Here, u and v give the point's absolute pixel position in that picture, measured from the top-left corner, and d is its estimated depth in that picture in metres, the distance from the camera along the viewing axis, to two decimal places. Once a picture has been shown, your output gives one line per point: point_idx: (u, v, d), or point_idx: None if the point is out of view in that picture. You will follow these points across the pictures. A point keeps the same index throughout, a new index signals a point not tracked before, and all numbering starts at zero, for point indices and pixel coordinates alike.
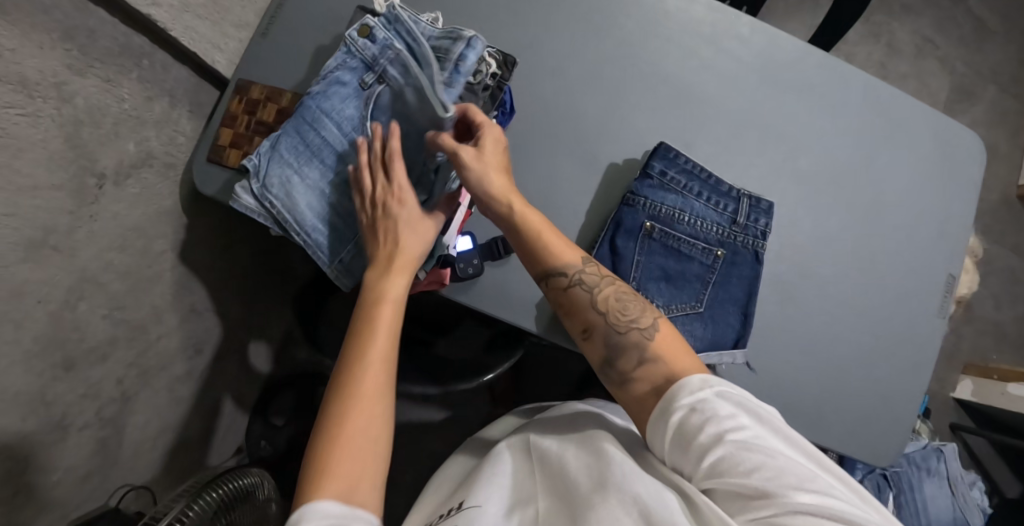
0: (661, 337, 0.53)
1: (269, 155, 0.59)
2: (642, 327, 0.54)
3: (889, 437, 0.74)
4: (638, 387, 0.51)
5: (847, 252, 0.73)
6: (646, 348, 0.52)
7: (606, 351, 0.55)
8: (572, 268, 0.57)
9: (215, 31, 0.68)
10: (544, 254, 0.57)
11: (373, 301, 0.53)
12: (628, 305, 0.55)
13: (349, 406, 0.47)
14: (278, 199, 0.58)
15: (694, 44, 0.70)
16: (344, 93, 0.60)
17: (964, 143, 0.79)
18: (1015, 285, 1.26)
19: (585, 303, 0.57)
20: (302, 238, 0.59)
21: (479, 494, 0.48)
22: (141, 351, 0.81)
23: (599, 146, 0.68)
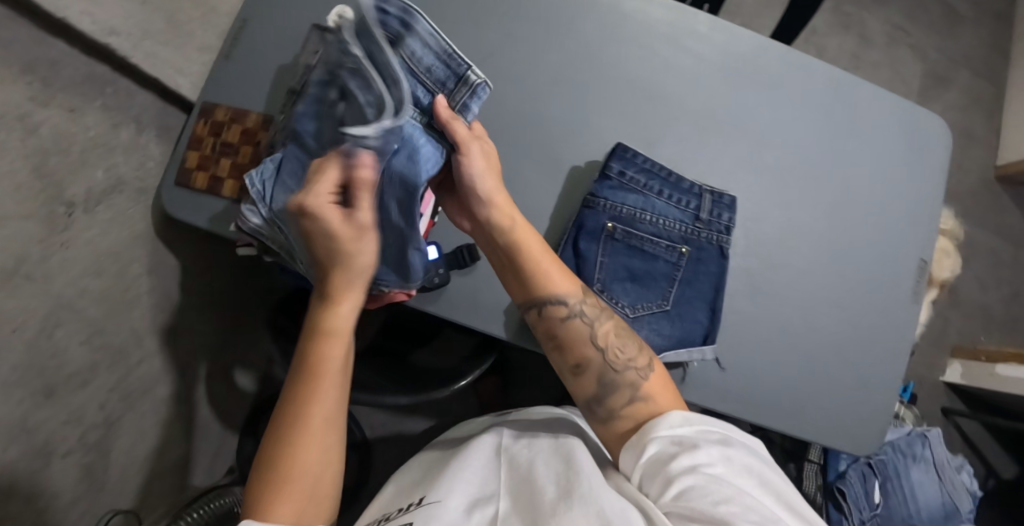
0: (654, 380, 0.54)
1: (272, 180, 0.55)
2: (638, 367, 0.54)
3: (872, 426, 0.73)
4: (622, 425, 0.52)
5: (818, 242, 0.73)
6: (639, 388, 0.53)
7: (596, 388, 0.54)
8: (574, 298, 0.57)
9: (177, 56, 0.69)
10: (537, 282, 0.57)
11: (315, 330, 0.47)
12: (627, 344, 0.56)
13: (294, 442, 0.46)
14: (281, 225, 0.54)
15: (652, 44, 0.71)
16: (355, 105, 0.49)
17: (929, 129, 0.79)
18: (999, 267, 1.26)
19: (581, 337, 0.57)
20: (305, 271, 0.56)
21: (444, 489, 0.49)
22: (123, 375, 0.82)
23: (560, 149, 0.69)
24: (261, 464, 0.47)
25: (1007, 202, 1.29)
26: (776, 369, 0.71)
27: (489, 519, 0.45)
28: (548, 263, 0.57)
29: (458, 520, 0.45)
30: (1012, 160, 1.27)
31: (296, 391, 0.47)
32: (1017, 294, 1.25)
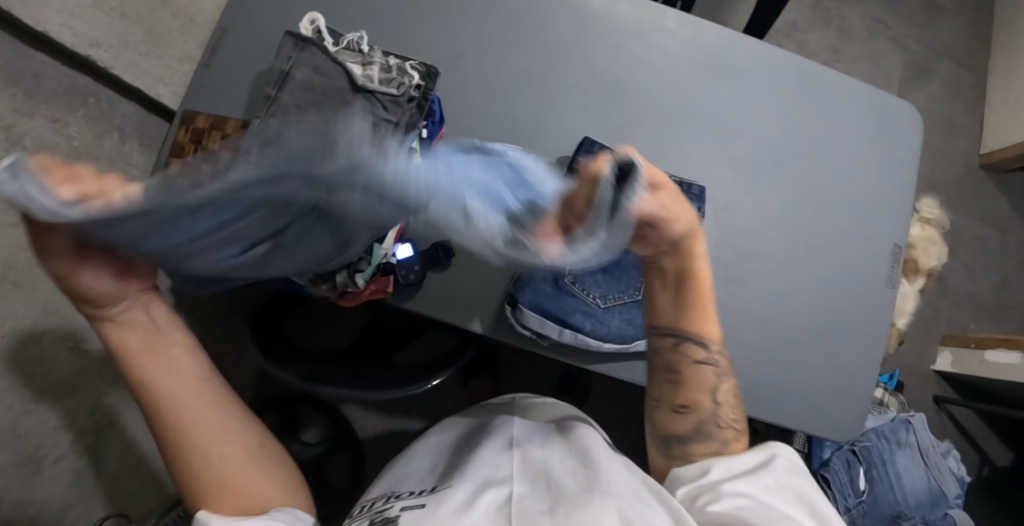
0: (742, 446, 0.53)
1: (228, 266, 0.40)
2: (733, 429, 0.53)
3: (850, 411, 0.74)
4: (682, 461, 0.53)
5: (792, 230, 0.74)
6: (727, 447, 0.52)
7: (688, 430, 0.52)
8: (715, 349, 0.53)
9: (158, 66, 0.71)
10: (685, 319, 0.52)
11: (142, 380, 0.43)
12: (736, 409, 0.54)
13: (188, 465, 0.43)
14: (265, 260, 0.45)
15: (620, 40, 0.72)
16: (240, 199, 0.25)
17: (899, 116, 0.80)
18: (986, 255, 1.26)
19: (703, 387, 0.53)
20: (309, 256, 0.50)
21: (455, 477, 0.51)
22: (113, 381, 0.82)
23: (532, 146, 0.70)
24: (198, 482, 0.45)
25: (992, 190, 1.29)
26: (753, 357, 0.71)
27: (502, 500, 0.46)
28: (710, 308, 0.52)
29: (466, 501, 0.46)
30: (995, 148, 1.28)
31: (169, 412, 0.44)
32: (1005, 281, 1.26)
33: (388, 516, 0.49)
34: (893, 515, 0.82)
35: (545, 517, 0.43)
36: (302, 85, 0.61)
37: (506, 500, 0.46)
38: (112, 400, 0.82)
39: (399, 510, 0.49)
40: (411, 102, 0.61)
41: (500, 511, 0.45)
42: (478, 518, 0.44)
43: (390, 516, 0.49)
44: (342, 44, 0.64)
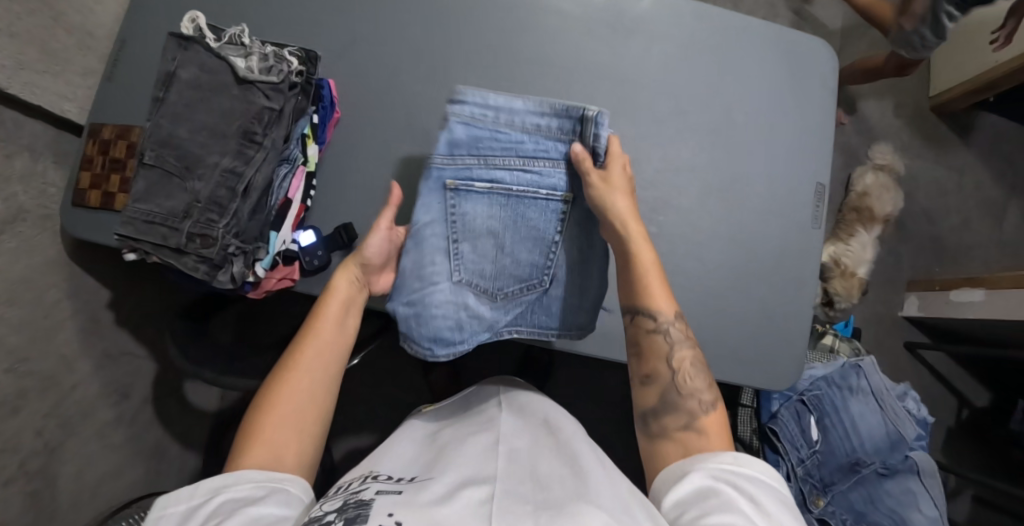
0: (714, 415, 0.53)
1: (516, 241, 0.64)
2: (702, 398, 0.54)
3: (784, 359, 0.72)
4: (667, 447, 0.52)
5: (704, 180, 0.72)
6: (695, 416, 0.52)
7: (658, 403, 0.54)
8: (663, 316, 0.57)
9: (58, 83, 0.72)
10: (638, 287, 0.58)
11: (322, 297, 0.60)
12: (698, 376, 0.55)
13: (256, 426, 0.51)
14: (499, 265, 0.64)
15: (508, 8, 0.71)
16: (522, 130, 0.60)
17: (812, 49, 0.76)
18: (945, 196, 1.24)
19: (658, 352, 0.56)
20: (484, 257, 0.64)
21: (442, 472, 0.49)
22: (56, 401, 0.83)
23: (428, 120, 0.70)
24: (251, 413, 0.52)
25: (945, 132, 1.27)
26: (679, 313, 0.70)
27: (486, 494, 0.44)
28: (651, 275, 0.58)
29: (445, 491, 0.45)
30: (945, 90, 1.24)
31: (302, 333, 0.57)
32: (967, 221, 1.24)
33: (363, 497, 0.45)
34: (851, 463, 0.78)
35: (528, 518, 0.41)
36: (188, 84, 0.60)
37: (488, 496, 0.43)
38: (58, 419, 0.83)
39: (375, 493, 0.46)
40: (293, 89, 0.63)
41: (479, 509, 0.42)
42: (456, 509, 0.41)
43: (365, 498, 0.45)
44: (223, 40, 0.64)
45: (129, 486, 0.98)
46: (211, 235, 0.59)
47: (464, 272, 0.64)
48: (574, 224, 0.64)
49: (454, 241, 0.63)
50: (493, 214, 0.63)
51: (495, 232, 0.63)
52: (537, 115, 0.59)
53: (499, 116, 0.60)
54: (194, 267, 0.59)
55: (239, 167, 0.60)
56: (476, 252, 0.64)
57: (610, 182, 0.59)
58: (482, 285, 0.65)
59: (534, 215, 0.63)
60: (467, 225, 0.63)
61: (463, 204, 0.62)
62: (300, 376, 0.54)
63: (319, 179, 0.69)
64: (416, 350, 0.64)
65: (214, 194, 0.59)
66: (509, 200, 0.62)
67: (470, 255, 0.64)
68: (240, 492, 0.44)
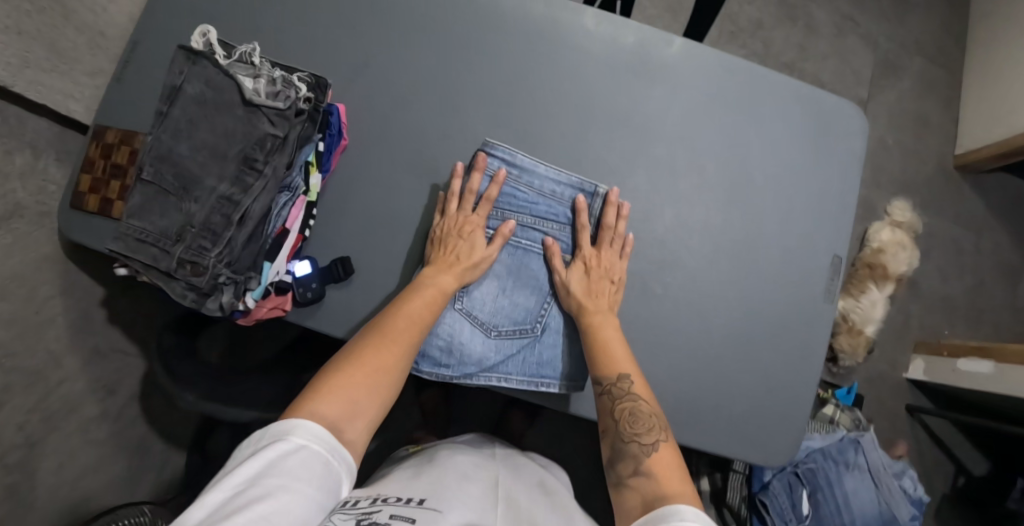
0: (662, 456, 0.50)
1: (513, 285, 0.62)
2: (646, 442, 0.51)
3: (780, 432, 0.71)
4: (627, 497, 0.48)
5: (717, 241, 0.72)
6: (643, 460, 0.49)
7: (611, 454, 0.52)
8: (606, 378, 0.56)
9: (64, 81, 0.70)
10: (592, 361, 0.57)
11: (422, 283, 0.58)
12: (644, 420, 0.53)
13: (336, 375, 0.49)
14: (499, 306, 0.62)
15: (531, 45, 0.70)
16: (539, 192, 0.62)
17: (837, 110, 0.76)
18: (961, 256, 1.21)
19: (604, 408, 0.55)
20: (483, 294, 0.62)
21: (445, 504, 0.49)
22: (42, 396, 0.83)
23: (436, 156, 0.68)
24: (334, 360, 0.51)
25: (968, 190, 1.24)
26: (671, 375, 0.69)
27: None
28: (613, 339, 0.58)
29: None
30: (970, 149, 1.21)
31: (404, 304, 0.56)
32: (981, 284, 1.20)
33: (376, 520, 0.45)
34: None
35: None
36: (193, 100, 0.60)
37: None
38: (42, 414, 0.84)
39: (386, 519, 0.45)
40: (300, 117, 0.59)
41: None
42: None
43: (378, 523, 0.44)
44: (234, 57, 0.62)
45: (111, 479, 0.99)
46: (200, 264, 0.56)
47: (468, 303, 0.61)
48: None
49: None
50: (500, 261, 0.62)
51: (500, 275, 0.62)
52: (555, 180, 0.62)
53: (525, 177, 0.62)
54: (181, 293, 0.57)
55: (236, 195, 0.58)
56: (480, 288, 0.62)
57: (568, 273, 0.61)
58: (479, 317, 0.61)
59: (533, 265, 0.63)
60: None
61: None
62: (393, 346, 0.53)
63: (319, 208, 0.67)
64: None
65: (208, 220, 0.57)
66: (515, 251, 0.63)
67: (475, 290, 0.61)
68: (305, 450, 0.42)
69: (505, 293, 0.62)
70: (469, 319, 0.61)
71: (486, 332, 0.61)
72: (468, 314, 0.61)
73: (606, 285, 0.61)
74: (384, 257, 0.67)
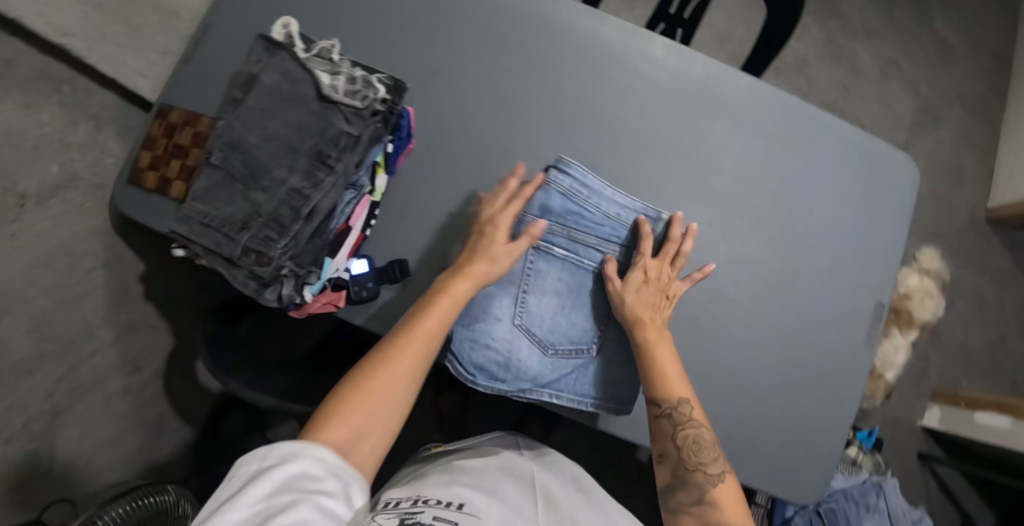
0: (725, 487, 0.55)
1: (573, 303, 0.62)
2: (710, 473, 0.56)
3: (809, 470, 0.71)
4: (689, 521, 0.55)
5: (763, 276, 0.72)
6: (708, 491, 0.55)
7: (670, 480, 0.57)
8: (666, 402, 0.57)
9: (135, 58, 0.73)
10: (649, 380, 0.58)
11: (437, 290, 0.55)
12: (706, 448, 0.57)
13: (340, 403, 0.49)
14: (560, 325, 0.61)
15: (601, 68, 0.71)
16: (605, 214, 0.62)
17: (889, 161, 0.78)
18: (984, 309, 1.22)
19: (663, 432, 0.58)
20: (544, 312, 0.61)
21: (486, 508, 0.49)
22: (72, 365, 0.84)
23: (500, 168, 0.69)
24: (341, 383, 0.50)
25: (996, 244, 1.25)
26: (709, 404, 0.69)
27: None
28: (669, 360, 0.59)
29: None
30: (1001, 203, 1.23)
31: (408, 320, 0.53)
32: (1001, 338, 1.21)
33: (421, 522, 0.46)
34: None
35: None
36: (268, 90, 0.60)
37: None
38: (70, 383, 0.84)
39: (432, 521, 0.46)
40: (375, 117, 0.60)
41: None
42: None
43: None
44: (312, 51, 0.63)
45: None
46: (266, 255, 0.57)
47: (528, 319, 0.60)
48: None
49: (520, 285, 0.61)
50: (562, 278, 0.62)
51: (561, 293, 0.62)
52: (623, 205, 0.62)
53: (593, 199, 0.61)
54: (244, 282, 0.58)
55: (306, 189, 0.58)
56: (541, 305, 0.61)
57: (627, 284, 0.60)
58: (538, 334, 0.60)
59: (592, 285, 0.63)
60: (538, 276, 0.61)
61: (539, 262, 0.61)
62: (399, 368, 0.51)
63: (380, 209, 0.67)
64: (456, 373, 0.58)
65: (276, 211, 0.58)
66: (577, 270, 0.62)
67: (535, 307, 0.61)
68: (315, 471, 0.43)
69: (566, 312, 0.62)
70: (530, 336, 0.60)
71: (545, 348, 0.60)
72: (529, 331, 0.60)
73: (660, 301, 0.61)
74: (441, 262, 0.67)
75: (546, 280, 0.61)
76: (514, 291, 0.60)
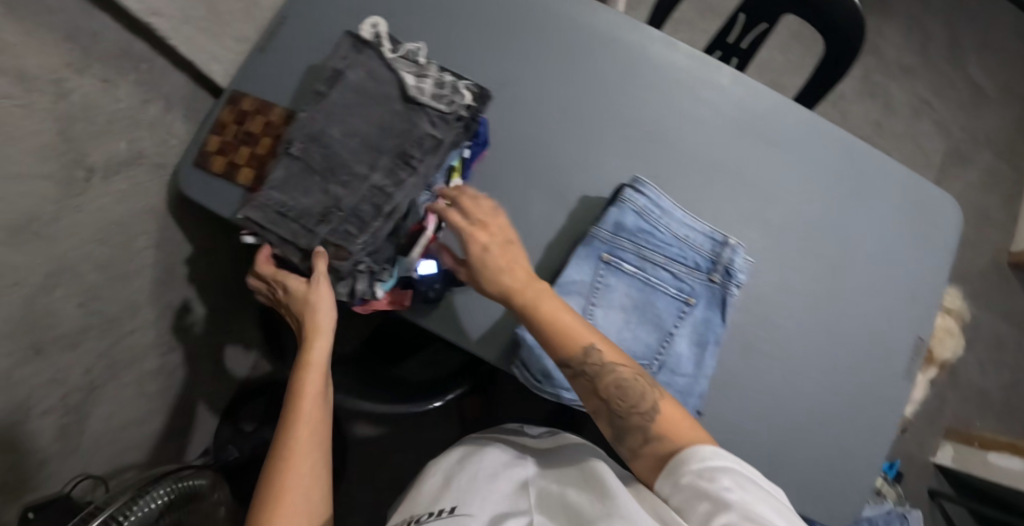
0: (665, 413, 0.52)
1: (637, 319, 0.63)
2: (644, 409, 0.52)
3: (845, 498, 0.73)
4: (646, 461, 0.51)
5: (813, 306, 0.74)
6: (650, 428, 0.51)
7: (613, 432, 0.54)
8: (573, 359, 0.54)
9: (214, 43, 0.72)
10: (552, 347, 0.55)
11: (300, 365, 0.58)
12: (631, 388, 0.53)
13: (271, 498, 0.51)
14: (624, 339, 0.62)
15: (672, 91, 0.73)
16: (673, 235, 0.64)
17: (935, 202, 0.80)
18: (1001, 351, 1.25)
19: (585, 389, 0.55)
20: (610, 325, 0.62)
21: (475, 502, 0.51)
22: (113, 341, 0.83)
23: (569, 180, 0.69)
24: (259, 491, 0.52)
25: (1016, 288, 1.28)
26: (757, 428, 0.71)
27: None
28: (559, 318, 0.55)
29: None
30: None
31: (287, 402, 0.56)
32: (1015, 382, 1.24)
33: None
34: None
35: None
36: (353, 88, 0.61)
37: None
38: (109, 357, 0.83)
39: None
40: (458, 121, 0.60)
41: None
42: None
43: None
44: (398, 52, 0.63)
45: (149, 434, 0.98)
46: (344, 250, 0.58)
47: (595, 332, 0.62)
48: (696, 329, 0.64)
49: (589, 297, 0.62)
50: (630, 294, 0.63)
51: (628, 308, 0.63)
52: (688, 227, 0.65)
53: (664, 219, 0.64)
54: (318, 275, 0.58)
55: (388, 187, 0.58)
56: (608, 318, 0.62)
57: (477, 254, 0.57)
58: None
59: (658, 303, 0.63)
60: (608, 290, 0.62)
61: (610, 276, 0.62)
62: (302, 437, 0.54)
63: None
64: (523, 378, 0.62)
65: (357, 207, 0.58)
66: (645, 286, 0.63)
67: (603, 319, 0.62)
68: None
69: (630, 326, 0.63)
70: None
71: None
72: None
73: (513, 252, 0.57)
74: None
75: (614, 294, 0.62)
76: (581, 303, 0.62)
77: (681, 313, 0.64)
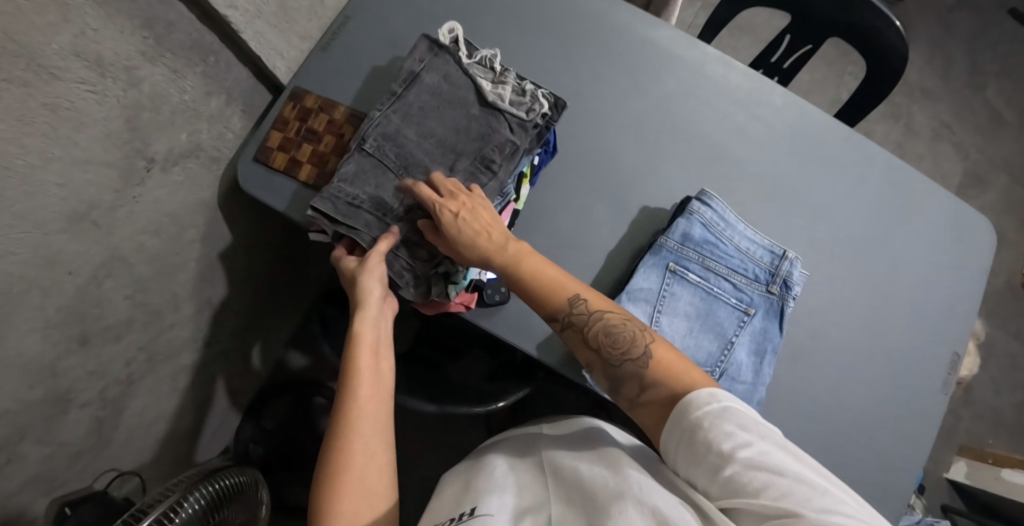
0: (658, 357, 0.53)
1: (699, 326, 0.64)
2: (636, 356, 0.53)
3: (888, 509, 0.74)
4: (648, 410, 0.52)
5: (859, 321, 0.76)
6: (645, 375, 0.52)
7: (609, 381, 0.56)
8: (560, 313, 0.56)
9: (279, 38, 0.73)
10: (540, 305, 0.57)
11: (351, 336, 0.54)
12: (620, 335, 0.55)
13: (334, 473, 0.48)
14: (687, 346, 0.64)
15: (730, 106, 0.74)
16: (736, 247, 0.66)
17: (972, 223, 0.83)
18: (1014, 371, 1.29)
19: (577, 341, 0.57)
20: (675, 332, 0.64)
21: (492, 502, 0.48)
22: (154, 334, 0.82)
23: (631, 189, 0.70)
24: (320, 470, 0.49)
25: None
26: (807, 439, 0.72)
27: None
28: (542, 275, 0.57)
29: None
30: None
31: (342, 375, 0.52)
32: None
33: None
34: None
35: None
36: (429, 90, 0.61)
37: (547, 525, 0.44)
38: (148, 351, 0.82)
39: None
40: (534, 128, 0.61)
41: None
42: None
43: None
44: (474, 58, 0.64)
45: (178, 428, 0.97)
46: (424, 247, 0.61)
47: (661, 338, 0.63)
48: (756, 340, 0.65)
49: (655, 304, 0.64)
50: (693, 302, 0.65)
51: (692, 316, 0.64)
52: (752, 240, 0.66)
53: (728, 231, 0.66)
54: (398, 271, 0.59)
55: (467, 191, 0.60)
56: (673, 325, 0.64)
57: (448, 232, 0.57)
58: None
59: (720, 312, 0.65)
60: (673, 297, 0.64)
61: (675, 285, 0.64)
62: (362, 411, 0.51)
63: (518, 217, 0.68)
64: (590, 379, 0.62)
65: None
66: (707, 296, 0.65)
67: (668, 325, 0.64)
68: None
69: (693, 333, 0.64)
70: None
71: None
72: None
73: (490, 213, 0.57)
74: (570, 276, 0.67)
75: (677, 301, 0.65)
76: (647, 308, 0.63)
77: (741, 322, 0.65)
